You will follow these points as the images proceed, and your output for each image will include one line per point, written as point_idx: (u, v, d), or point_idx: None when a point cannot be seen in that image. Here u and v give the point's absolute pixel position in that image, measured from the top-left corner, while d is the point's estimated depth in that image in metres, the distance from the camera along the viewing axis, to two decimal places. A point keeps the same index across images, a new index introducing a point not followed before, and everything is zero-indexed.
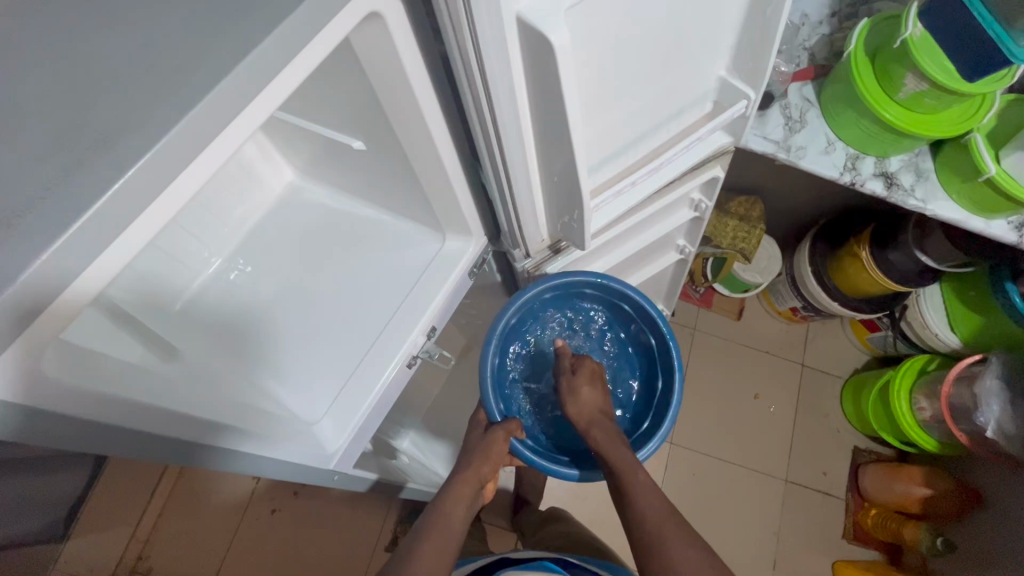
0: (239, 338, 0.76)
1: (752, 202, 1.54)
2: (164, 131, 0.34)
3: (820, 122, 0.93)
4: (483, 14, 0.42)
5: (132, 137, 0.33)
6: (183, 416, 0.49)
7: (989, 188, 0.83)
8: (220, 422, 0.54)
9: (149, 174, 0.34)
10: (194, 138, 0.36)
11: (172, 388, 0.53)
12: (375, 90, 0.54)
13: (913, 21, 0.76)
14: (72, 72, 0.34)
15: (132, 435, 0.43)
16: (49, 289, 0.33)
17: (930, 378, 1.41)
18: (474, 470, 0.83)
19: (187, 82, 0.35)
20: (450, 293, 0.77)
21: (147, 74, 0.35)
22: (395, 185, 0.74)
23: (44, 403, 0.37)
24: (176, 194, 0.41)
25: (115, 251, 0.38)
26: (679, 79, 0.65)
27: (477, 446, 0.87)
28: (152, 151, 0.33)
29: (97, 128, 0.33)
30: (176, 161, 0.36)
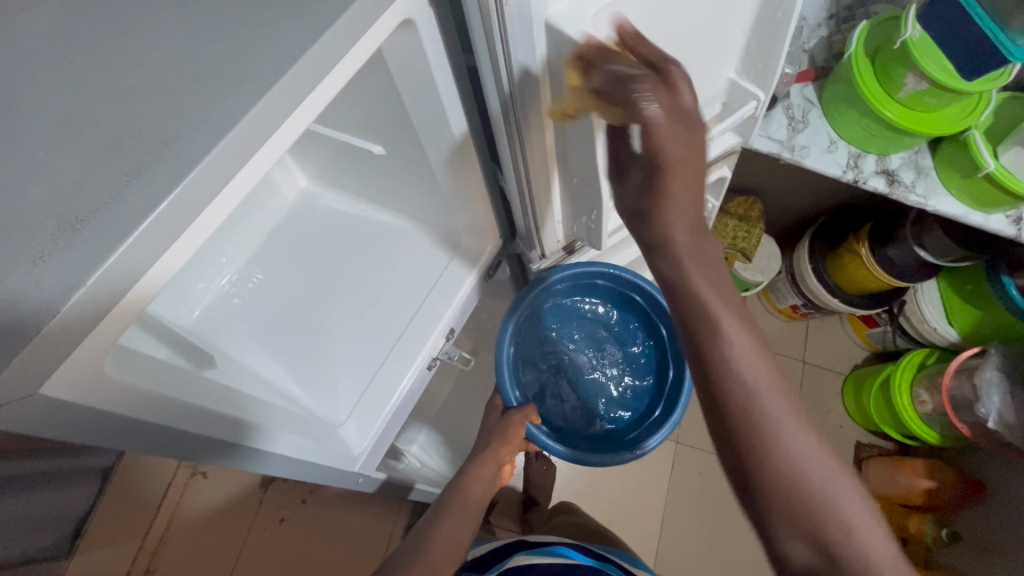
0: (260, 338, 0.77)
1: (751, 201, 1.57)
2: (216, 137, 0.35)
3: (822, 122, 0.96)
4: (515, 20, 0.43)
5: (188, 143, 0.34)
6: (210, 413, 0.49)
7: (987, 183, 0.86)
8: (242, 419, 0.53)
9: (203, 180, 0.35)
10: (244, 144, 0.37)
11: (208, 388, 0.54)
12: (400, 96, 0.55)
13: (912, 23, 0.79)
14: (127, 81, 0.35)
15: (163, 433, 0.44)
16: (108, 294, 0.34)
17: (930, 372, 1.44)
18: (493, 451, 0.86)
19: (236, 89, 0.36)
20: (468, 295, 0.77)
21: (200, 81, 0.36)
22: (412, 190, 0.75)
23: (89, 403, 0.37)
24: (225, 203, 0.42)
25: (165, 262, 0.39)
26: (692, 81, 0.67)
27: (495, 427, 0.90)
28: (206, 156, 0.35)
29: (153, 135, 0.34)
30: (227, 167, 0.37)
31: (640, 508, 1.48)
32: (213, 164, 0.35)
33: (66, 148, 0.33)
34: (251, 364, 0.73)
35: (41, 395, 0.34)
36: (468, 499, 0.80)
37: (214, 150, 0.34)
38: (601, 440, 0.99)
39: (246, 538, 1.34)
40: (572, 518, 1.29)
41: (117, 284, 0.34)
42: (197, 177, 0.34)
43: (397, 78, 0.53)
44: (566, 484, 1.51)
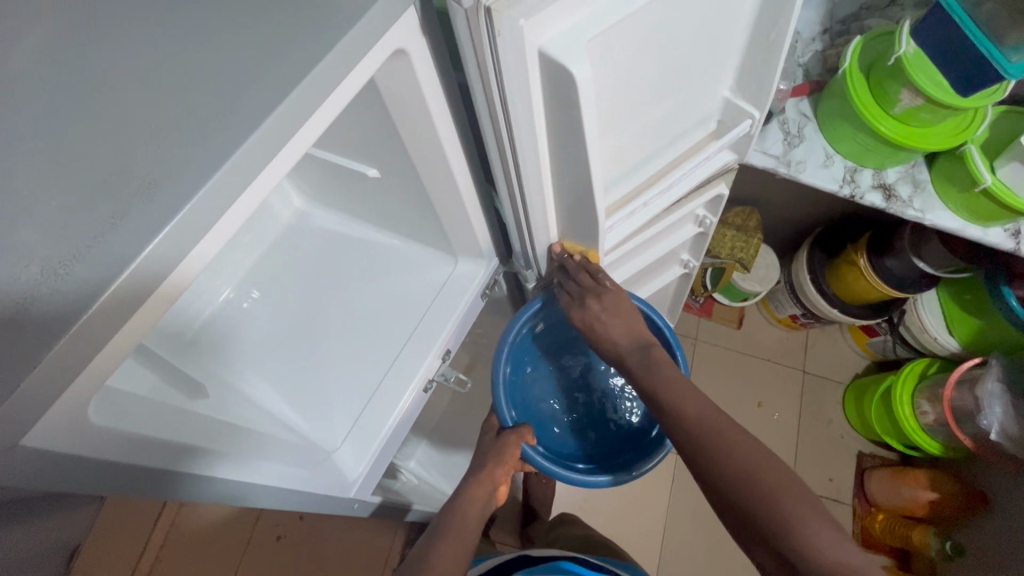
0: (253, 362, 0.76)
1: (748, 212, 1.57)
2: (204, 177, 0.35)
3: (818, 136, 0.96)
4: (506, 50, 0.43)
5: (175, 182, 0.34)
6: (154, 441, 0.45)
7: (985, 198, 0.86)
8: (189, 445, 0.49)
9: (192, 219, 0.36)
10: (231, 183, 0.37)
11: (193, 428, 0.53)
12: (393, 121, 0.55)
13: (907, 39, 0.79)
14: (116, 121, 0.35)
15: (118, 468, 0.41)
16: (97, 336, 0.34)
17: (931, 382, 1.43)
18: (489, 471, 0.85)
19: (224, 127, 0.36)
20: (464, 315, 0.77)
21: (189, 120, 0.36)
22: (406, 211, 0.74)
23: (59, 447, 0.36)
24: (217, 236, 0.42)
25: (159, 298, 0.39)
26: (687, 100, 0.66)
27: (491, 448, 0.88)
28: (194, 197, 0.35)
29: (141, 174, 0.34)
30: (215, 206, 0.37)
31: (641, 522, 1.46)
32: (200, 206, 0.35)
33: (55, 189, 0.33)
34: (246, 390, 0.73)
35: (23, 445, 0.34)
36: (466, 521, 0.79)
37: (200, 191, 0.34)
38: (600, 460, 0.97)
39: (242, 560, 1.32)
40: (573, 529, 1.27)
41: (102, 326, 0.34)
42: (183, 219, 0.34)
43: (388, 107, 0.53)
44: (567, 498, 1.49)
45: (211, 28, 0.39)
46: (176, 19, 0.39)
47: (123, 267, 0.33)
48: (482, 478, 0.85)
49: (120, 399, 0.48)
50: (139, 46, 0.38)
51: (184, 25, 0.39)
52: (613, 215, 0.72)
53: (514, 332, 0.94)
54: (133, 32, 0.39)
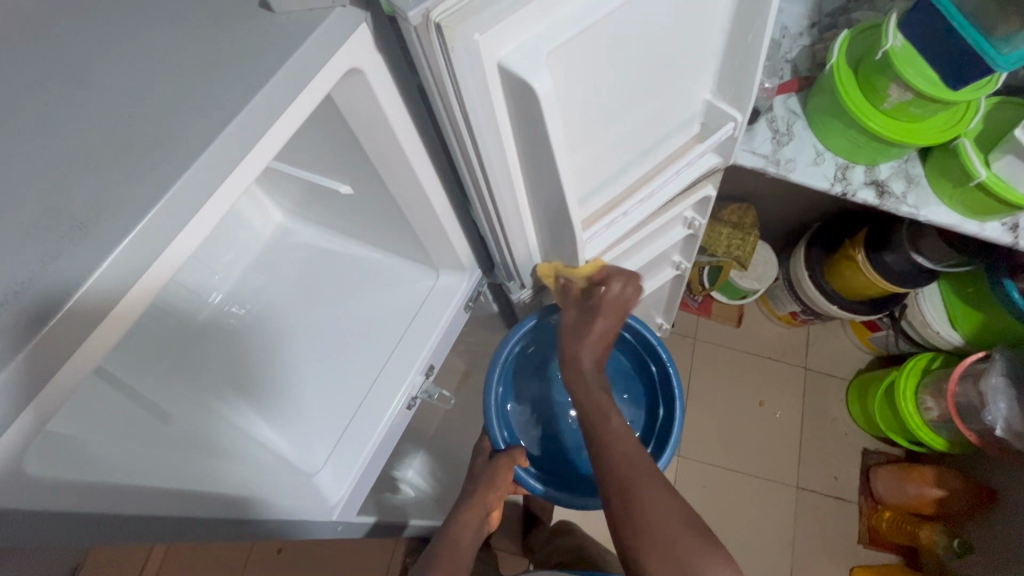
0: (233, 387, 0.75)
1: (744, 209, 1.54)
2: (141, 215, 0.35)
3: (807, 133, 0.93)
4: (463, 69, 0.41)
5: (114, 221, 0.35)
6: (120, 489, 0.44)
7: (980, 192, 0.84)
8: (149, 488, 0.48)
9: (130, 257, 0.35)
10: (172, 219, 0.37)
11: (154, 468, 0.52)
12: (359, 141, 0.54)
13: (894, 32, 0.76)
14: (64, 160, 0.36)
15: (74, 517, 0.39)
16: (36, 377, 0.34)
17: (934, 378, 1.41)
18: (480, 497, 0.84)
19: (162, 163, 0.36)
20: (447, 328, 0.76)
21: (133, 157, 0.36)
22: (384, 227, 0.73)
23: (10, 501, 0.35)
24: (158, 273, 0.40)
25: (99, 341, 0.38)
26: (666, 103, 0.64)
27: (482, 473, 0.87)
28: (129, 236, 0.35)
29: (75, 214, 0.34)
30: (158, 241, 0.37)
31: None
32: (137, 244, 0.35)
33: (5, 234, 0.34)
34: (226, 415, 0.72)
35: None
36: (460, 547, 0.78)
37: (136, 229, 0.35)
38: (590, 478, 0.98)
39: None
40: (570, 539, 1.24)
41: (41, 366, 0.34)
42: (116, 259, 0.35)
43: (350, 126, 0.52)
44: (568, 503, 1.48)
45: (163, 64, 0.39)
46: (129, 54, 0.40)
47: (59, 309, 0.33)
48: (473, 504, 0.84)
49: (77, 443, 0.48)
50: (92, 84, 0.38)
51: (138, 61, 0.39)
52: (593, 224, 0.71)
53: (506, 351, 0.95)
54: (74, 68, 0.39)
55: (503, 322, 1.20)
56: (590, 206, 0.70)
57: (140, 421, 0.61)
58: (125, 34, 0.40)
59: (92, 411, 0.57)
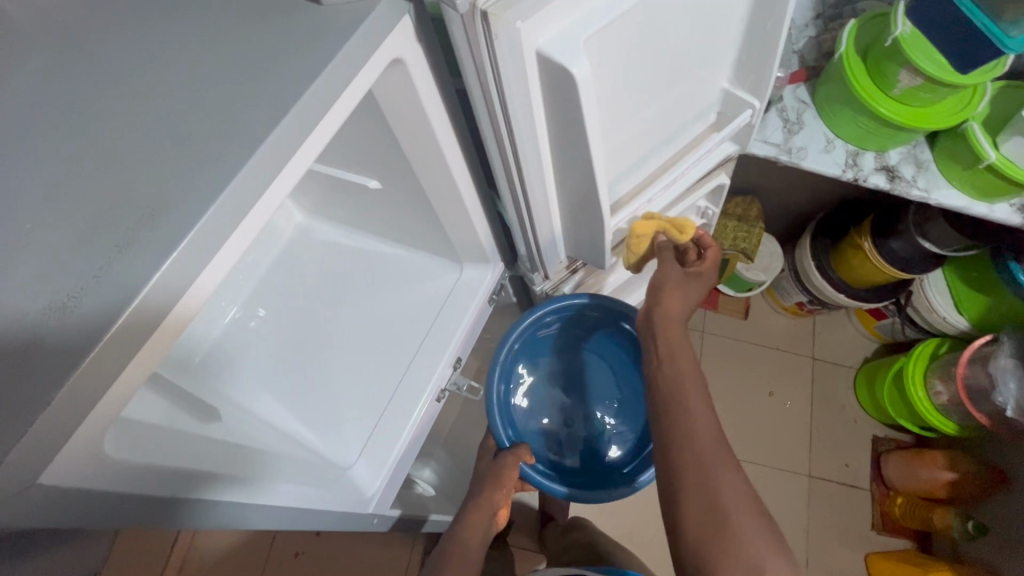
0: (262, 386, 0.75)
1: (749, 201, 1.57)
2: (206, 205, 0.36)
3: (817, 122, 0.95)
4: (505, 56, 0.42)
5: (182, 211, 0.36)
6: (169, 469, 0.45)
7: (990, 174, 0.85)
8: (196, 470, 0.48)
9: (197, 248, 0.36)
10: (235, 211, 0.38)
11: (199, 450, 0.53)
12: (394, 136, 0.55)
13: (902, 19, 0.77)
14: (139, 158, 0.37)
15: (127, 497, 0.40)
16: (112, 367, 0.35)
17: (943, 362, 1.42)
18: (487, 497, 0.85)
19: (224, 156, 0.37)
20: (474, 319, 0.77)
21: (198, 150, 0.37)
22: (409, 221, 0.74)
23: (71, 483, 0.36)
24: (217, 267, 0.41)
25: (164, 334, 0.39)
26: (687, 92, 0.66)
27: (487, 472, 0.88)
28: (196, 226, 0.35)
29: (145, 206, 0.36)
30: (222, 232, 0.37)
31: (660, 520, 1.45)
32: (202, 234, 0.36)
33: (84, 229, 0.35)
34: (259, 411, 0.72)
35: (40, 485, 0.34)
36: (468, 544, 0.79)
37: (203, 218, 0.35)
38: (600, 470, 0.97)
39: None
40: (582, 535, 1.24)
41: (116, 355, 0.35)
42: (185, 249, 0.35)
43: (388, 120, 0.53)
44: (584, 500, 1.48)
45: (220, 62, 0.41)
46: (188, 57, 0.41)
47: (132, 296, 0.34)
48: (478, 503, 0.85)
49: (133, 426, 0.49)
50: (155, 88, 0.40)
51: (197, 62, 0.41)
52: (617, 213, 0.72)
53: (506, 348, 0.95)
54: (135, 73, 0.41)
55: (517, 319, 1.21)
56: (613, 196, 0.71)
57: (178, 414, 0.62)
58: (181, 38, 0.42)
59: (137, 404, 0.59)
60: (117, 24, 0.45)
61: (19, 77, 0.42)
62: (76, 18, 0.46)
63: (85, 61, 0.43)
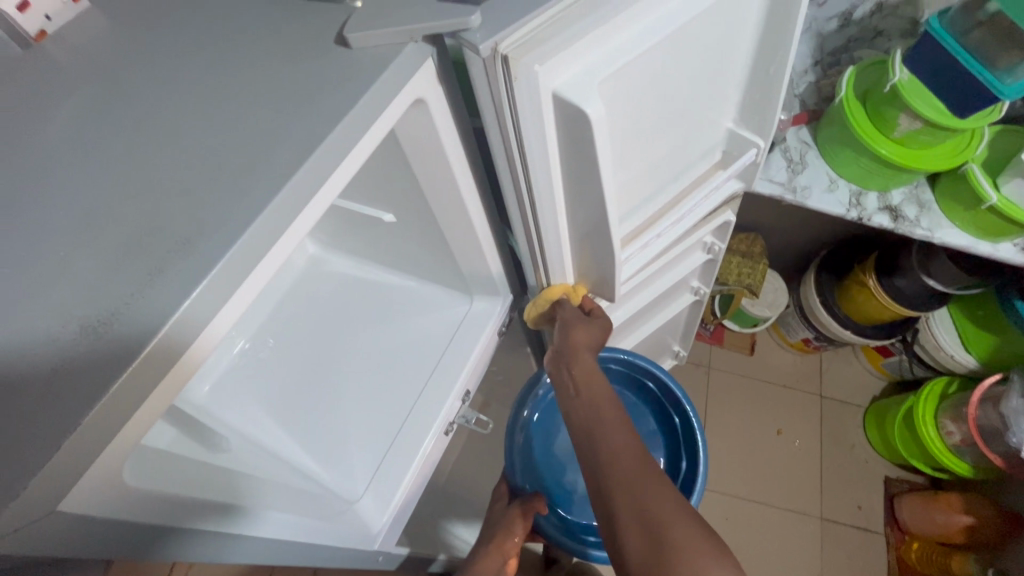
0: (269, 419, 0.75)
1: (752, 238, 1.59)
2: (235, 234, 0.37)
3: (820, 162, 0.97)
4: (522, 97, 0.44)
5: (213, 240, 0.37)
6: (179, 498, 0.44)
7: (993, 214, 0.87)
8: (198, 498, 0.47)
9: (225, 277, 0.37)
10: (261, 242, 0.39)
11: (206, 478, 0.52)
12: (412, 171, 0.57)
13: (899, 67, 0.81)
14: (174, 189, 0.39)
15: (131, 527, 0.39)
16: (137, 393, 0.35)
17: (954, 401, 1.40)
18: (497, 542, 0.83)
19: (253, 188, 0.38)
20: (483, 352, 0.77)
21: (228, 183, 0.39)
22: (422, 253, 0.75)
23: (84, 509, 0.36)
24: (242, 296, 0.42)
25: (187, 361, 0.39)
26: (694, 131, 0.68)
27: (499, 517, 0.87)
28: (226, 254, 0.36)
29: (178, 235, 0.37)
30: (249, 261, 0.38)
31: None
32: (230, 264, 0.37)
33: (119, 257, 0.36)
34: (267, 442, 0.72)
35: (60, 512, 0.34)
36: None
37: (232, 247, 0.36)
38: None
39: None
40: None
41: (143, 382, 0.35)
42: (214, 276, 0.36)
43: (407, 156, 0.55)
44: None
45: (252, 100, 0.43)
46: (222, 95, 0.43)
47: (160, 323, 0.34)
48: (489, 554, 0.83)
49: (145, 450, 0.49)
50: (190, 124, 0.42)
51: (232, 99, 0.43)
52: (628, 246, 0.73)
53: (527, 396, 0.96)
54: (172, 110, 0.43)
55: (524, 352, 1.21)
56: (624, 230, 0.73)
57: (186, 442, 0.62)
58: (216, 78, 0.45)
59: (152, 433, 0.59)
60: (158, 64, 0.47)
61: (67, 113, 0.45)
62: (119, 59, 0.49)
63: (127, 97, 0.45)
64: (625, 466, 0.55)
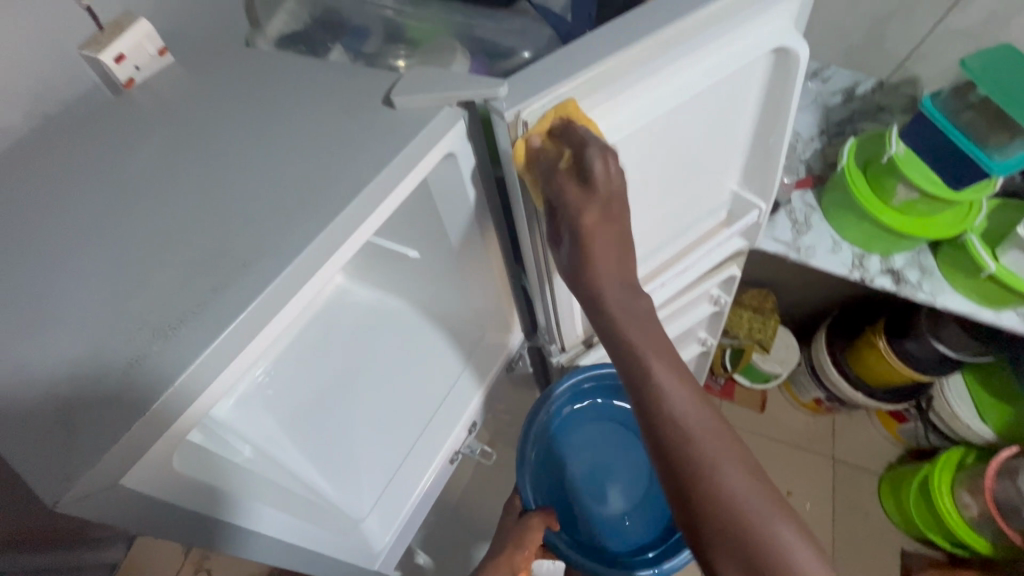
0: (284, 438, 0.79)
1: (764, 293, 1.63)
2: (287, 260, 0.43)
3: (824, 225, 1.02)
4: (539, 155, 0.51)
5: (270, 263, 0.43)
6: (212, 489, 0.49)
7: (994, 284, 0.90)
8: (230, 493, 0.51)
9: (276, 296, 0.43)
10: (307, 269, 0.45)
11: (235, 478, 0.56)
12: (437, 213, 0.63)
13: (896, 140, 0.87)
14: (239, 220, 0.45)
15: (169, 509, 0.44)
16: (192, 394, 0.40)
17: (970, 472, 1.38)
18: (506, 557, 0.82)
19: (303, 221, 0.45)
20: (491, 387, 0.81)
21: (282, 216, 0.45)
22: (440, 288, 0.81)
23: (137, 485, 0.41)
24: (281, 318, 0.47)
25: (233, 370, 0.44)
26: (699, 190, 0.74)
27: (508, 532, 0.85)
28: (278, 277, 0.43)
29: (238, 257, 0.43)
30: (295, 285, 0.44)
31: None
32: (280, 286, 0.43)
33: (190, 274, 0.43)
34: (283, 458, 0.75)
35: (120, 485, 0.40)
36: None
37: (283, 271, 0.43)
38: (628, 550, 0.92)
39: None
40: None
41: (197, 383, 0.40)
42: (267, 295, 0.42)
43: (434, 199, 0.61)
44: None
45: (308, 148, 0.50)
46: (282, 142, 0.51)
47: (219, 330, 0.40)
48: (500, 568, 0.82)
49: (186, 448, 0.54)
50: (254, 164, 0.49)
51: (293, 145, 0.51)
52: None
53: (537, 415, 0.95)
54: (238, 152, 0.51)
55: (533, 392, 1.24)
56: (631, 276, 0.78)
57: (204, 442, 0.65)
58: (277, 128, 0.52)
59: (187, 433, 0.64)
60: (229, 113, 0.55)
61: (153, 153, 0.53)
62: (199, 109, 0.57)
63: (203, 140, 0.53)
64: (702, 444, 0.50)
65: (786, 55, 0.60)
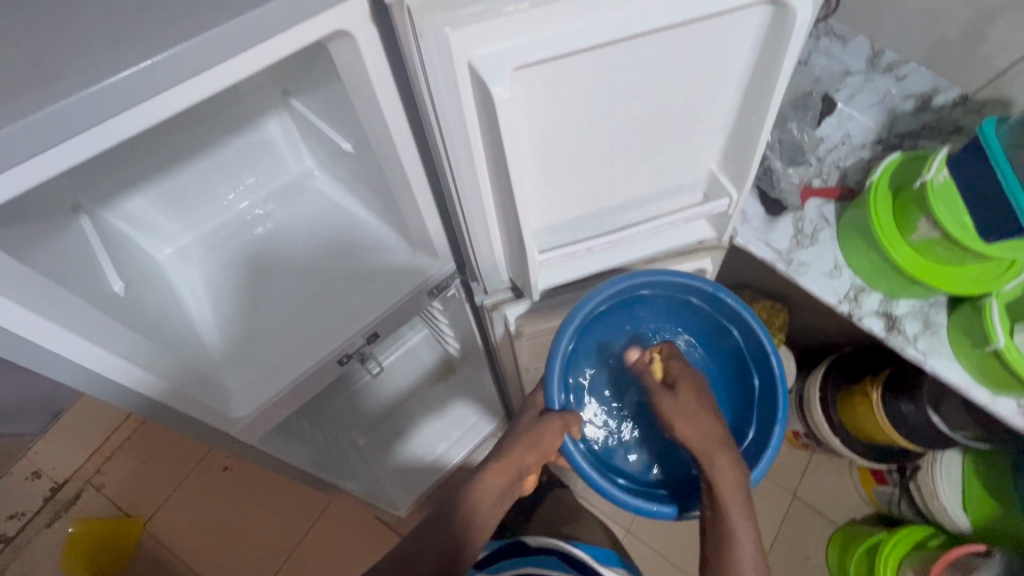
0: (184, 302, 0.82)
1: (776, 307, 1.46)
2: (93, 81, 0.42)
3: (832, 244, 0.89)
4: (431, 54, 0.46)
5: (82, 73, 0.43)
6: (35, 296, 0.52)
7: (998, 362, 0.76)
8: (48, 298, 0.54)
9: (66, 116, 0.43)
10: (107, 98, 0.43)
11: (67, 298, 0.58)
12: (352, 97, 0.60)
13: (938, 166, 0.73)
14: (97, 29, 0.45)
15: None
16: None
17: (925, 555, 1.25)
18: (516, 454, 0.67)
19: (130, 48, 0.43)
20: (402, 304, 0.81)
21: (113, 36, 0.44)
22: (378, 186, 0.79)
23: None
24: (73, 144, 0.46)
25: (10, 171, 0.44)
26: (659, 163, 0.66)
27: (525, 429, 0.70)
28: (70, 97, 0.42)
29: (44, 68, 0.42)
30: (83, 117, 0.44)
31: None
32: (75, 105, 0.42)
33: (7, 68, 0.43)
34: (191, 311, 0.82)
35: None
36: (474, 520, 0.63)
37: (76, 93, 0.42)
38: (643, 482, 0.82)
39: (193, 470, 1.57)
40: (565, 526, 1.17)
41: None
42: (51, 113, 0.42)
43: (347, 84, 0.58)
44: None
45: None
46: None
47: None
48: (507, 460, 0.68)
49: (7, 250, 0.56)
50: None
51: None
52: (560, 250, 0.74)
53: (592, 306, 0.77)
54: None
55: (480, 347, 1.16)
56: (552, 235, 0.72)
57: (97, 275, 0.69)
58: None
59: (70, 247, 0.68)
60: None
61: None
62: None
63: None
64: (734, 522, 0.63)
65: (784, 9, 0.50)
